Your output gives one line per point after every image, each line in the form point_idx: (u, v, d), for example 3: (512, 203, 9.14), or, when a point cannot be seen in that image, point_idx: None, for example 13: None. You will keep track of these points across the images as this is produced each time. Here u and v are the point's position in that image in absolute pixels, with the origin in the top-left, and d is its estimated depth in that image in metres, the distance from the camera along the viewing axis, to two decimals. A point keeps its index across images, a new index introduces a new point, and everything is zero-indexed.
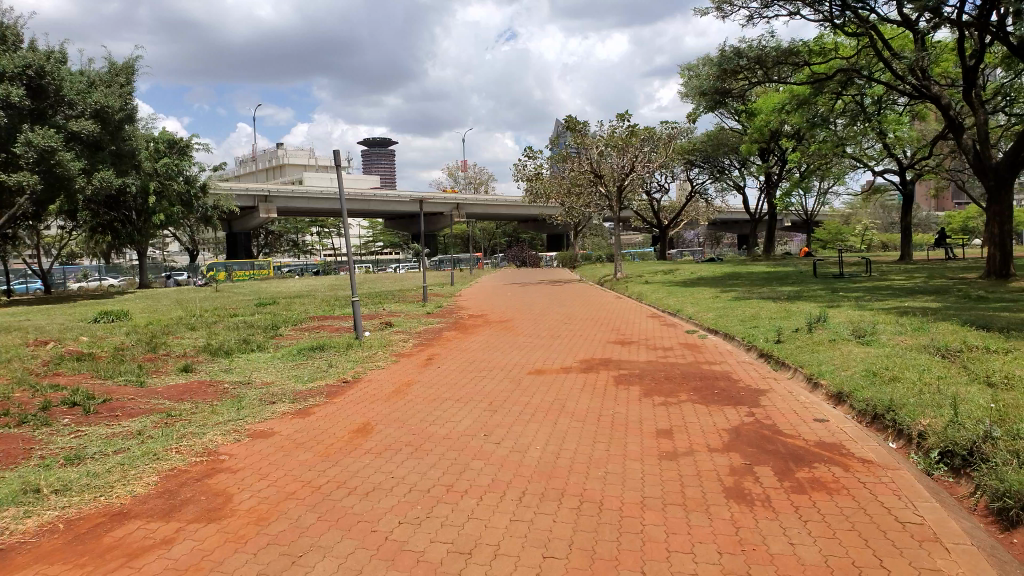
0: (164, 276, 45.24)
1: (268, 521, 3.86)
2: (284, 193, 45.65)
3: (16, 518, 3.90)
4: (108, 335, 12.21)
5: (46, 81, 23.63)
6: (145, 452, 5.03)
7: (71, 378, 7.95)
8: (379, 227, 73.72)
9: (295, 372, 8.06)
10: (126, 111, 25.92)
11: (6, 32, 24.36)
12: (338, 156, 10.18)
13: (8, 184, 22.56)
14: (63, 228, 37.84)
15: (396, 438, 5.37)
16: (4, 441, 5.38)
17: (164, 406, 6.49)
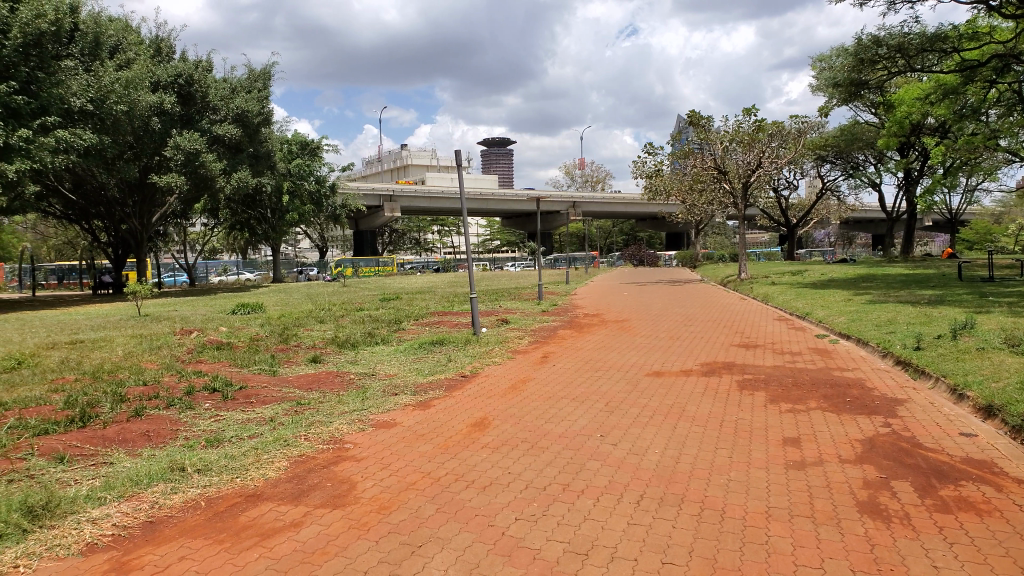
0: (295, 271, 47.76)
1: (390, 510, 3.97)
2: (408, 192, 47.09)
3: (164, 494, 4.21)
4: (245, 325, 13.02)
5: (194, 88, 25.49)
6: (277, 438, 5.30)
7: (212, 365, 8.52)
8: (497, 226, 74.79)
9: (417, 366, 8.27)
10: (264, 115, 27.56)
11: (161, 45, 26.49)
12: (459, 155, 10.38)
13: (160, 185, 24.47)
14: (207, 225, 40.69)
15: (512, 434, 5.40)
16: (154, 422, 5.83)
17: (295, 394, 6.83)
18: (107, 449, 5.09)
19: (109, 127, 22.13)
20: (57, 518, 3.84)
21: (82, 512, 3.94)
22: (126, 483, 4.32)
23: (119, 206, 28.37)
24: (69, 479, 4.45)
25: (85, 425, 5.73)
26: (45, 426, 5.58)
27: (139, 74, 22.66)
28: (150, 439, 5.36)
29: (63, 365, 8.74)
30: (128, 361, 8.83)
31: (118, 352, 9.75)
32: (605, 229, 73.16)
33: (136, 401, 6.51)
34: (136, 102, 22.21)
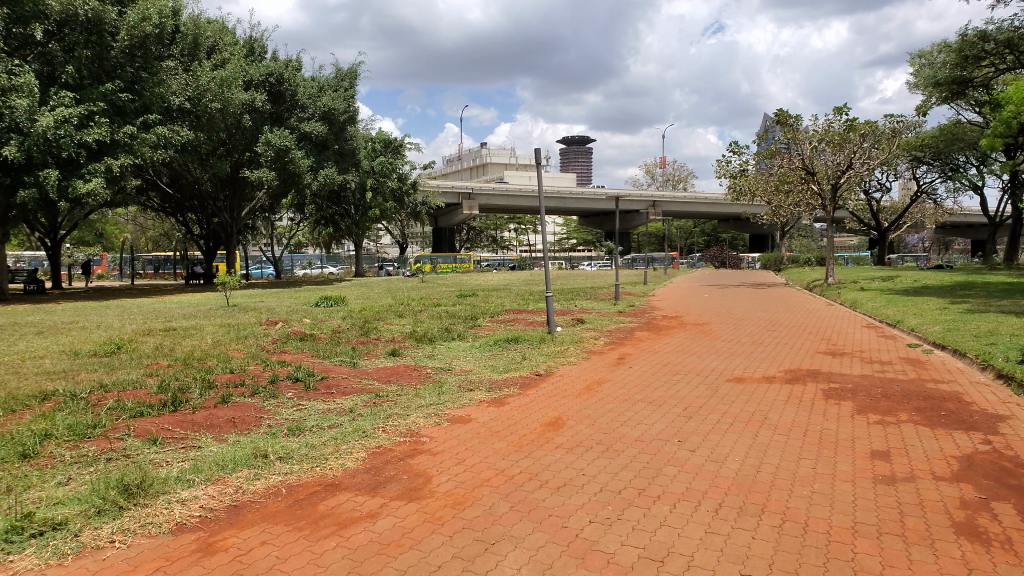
0: (376, 266, 48.80)
1: (464, 505, 3.99)
2: (486, 190, 47.47)
3: (248, 479, 4.36)
4: (328, 318, 13.40)
5: (284, 87, 26.36)
6: (355, 429, 5.42)
7: (295, 356, 8.78)
8: (575, 225, 74.55)
9: (492, 362, 8.32)
10: (350, 113, 28.19)
11: (254, 45, 27.51)
12: (537, 154, 10.36)
13: (251, 180, 25.39)
14: (293, 220, 42.04)
15: (588, 435, 5.35)
16: (240, 409, 6.04)
17: (374, 386, 6.97)
18: (196, 433, 5.30)
19: (203, 124, 22.95)
20: (149, 497, 4.03)
21: (172, 492, 4.11)
22: (213, 467, 4.49)
23: (211, 200, 29.61)
24: (161, 461, 4.66)
25: (176, 409, 5.99)
26: (140, 409, 5.86)
27: (233, 73, 23.54)
28: (235, 426, 5.55)
29: (158, 350, 9.18)
30: (216, 349, 9.20)
31: (208, 340, 10.18)
32: (685, 230, 72.00)
33: (223, 388, 6.77)
34: (229, 100, 23.11)
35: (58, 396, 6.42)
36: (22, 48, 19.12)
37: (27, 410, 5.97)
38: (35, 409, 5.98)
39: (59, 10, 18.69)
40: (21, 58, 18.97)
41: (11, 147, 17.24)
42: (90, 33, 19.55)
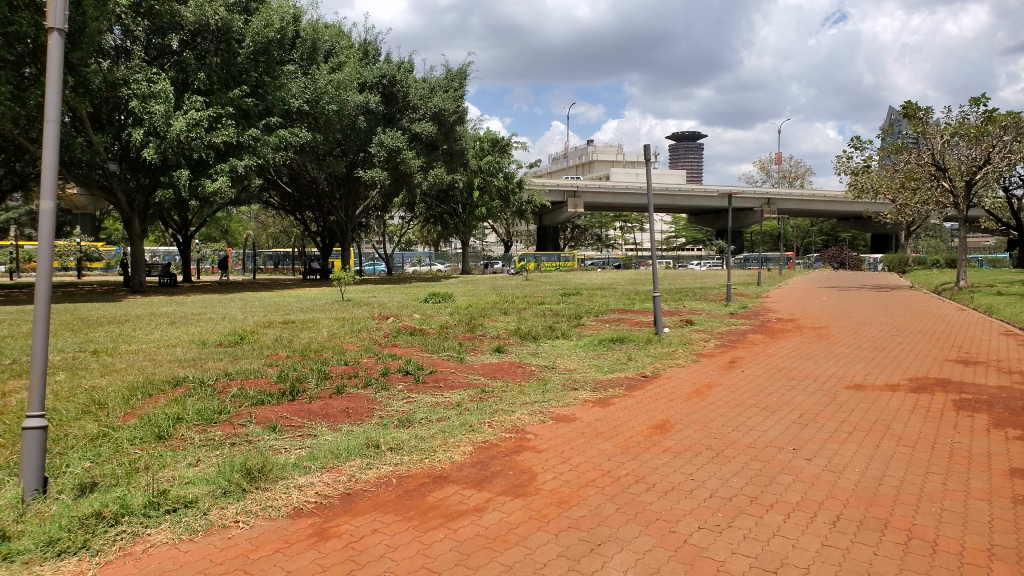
0: (482, 264, 49.44)
1: (570, 504, 3.98)
2: (592, 188, 47.22)
3: (361, 468, 4.50)
4: (436, 314, 13.68)
5: (396, 88, 27.13)
6: (463, 423, 5.50)
7: (405, 350, 9.03)
8: (683, 223, 72.99)
9: (597, 362, 8.26)
10: (460, 113, 28.55)
11: (369, 48, 28.46)
12: (645, 151, 10.21)
13: (364, 180, 26.27)
14: (403, 218, 43.25)
15: (697, 440, 5.22)
16: (353, 400, 6.26)
17: (480, 382, 7.06)
18: (312, 421, 5.54)
19: (321, 126, 23.91)
20: (270, 481, 4.23)
21: (290, 478, 4.30)
22: (328, 455, 4.67)
23: (328, 198, 30.89)
24: (280, 447, 4.89)
25: (294, 398, 6.28)
26: (261, 396, 6.18)
27: (349, 76, 24.41)
28: (348, 416, 5.76)
29: (276, 342, 9.65)
30: (330, 342, 9.58)
31: (324, 333, 10.61)
32: (801, 229, 69.13)
33: (338, 378, 7.05)
34: (345, 102, 23.99)
35: (188, 381, 6.88)
36: (160, 57, 20.59)
37: (162, 394, 6.42)
38: (169, 394, 6.43)
39: (193, 20, 20.01)
40: (160, 67, 20.40)
41: (148, 149, 18.70)
42: (220, 41, 20.78)
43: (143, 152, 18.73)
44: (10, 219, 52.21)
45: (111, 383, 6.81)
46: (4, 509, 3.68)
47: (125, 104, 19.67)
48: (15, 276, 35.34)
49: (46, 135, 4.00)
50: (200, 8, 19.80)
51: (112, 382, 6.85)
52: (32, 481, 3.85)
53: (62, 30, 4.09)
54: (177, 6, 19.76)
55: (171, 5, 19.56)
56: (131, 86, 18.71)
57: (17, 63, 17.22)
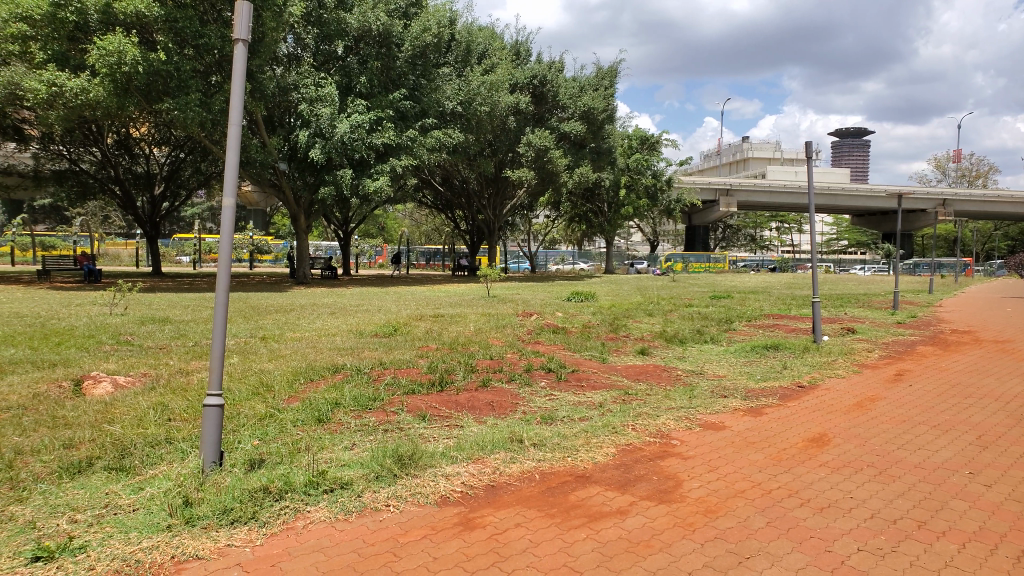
0: (627, 263, 48.89)
1: (717, 514, 3.84)
2: (745, 186, 45.56)
3: (505, 462, 4.58)
4: (580, 312, 13.69)
5: (547, 88, 27.33)
6: (605, 424, 5.47)
7: (548, 347, 9.12)
8: (845, 225, 68.75)
9: (748, 369, 7.95)
10: (609, 112, 28.34)
11: (521, 49, 28.93)
12: (807, 148, 9.69)
13: (512, 179, 26.62)
14: (550, 216, 43.58)
15: (857, 456, 4.90)
16: (498, 394, 6.40)
17: (624, 383, 6.99)
18: (459, 413, 5.70)
19: (473, 126, 24.43)
20: (419, 468, 4.39)
21: (438, 466, 4.45)
22: (473, 446, 4.79)
23: (477, 197, 31.70)
24: (429, 436, 5.07)
25: (442, 389, 6.50)
26: (412, 386, 6.44)
27: (502, 77, 24.80)
28: (493, 409, 5.87)
29: (426, 334, 10.02)
30: (477, 336, 9.83)
31: (470, 327, 10.89)
32: (982, 233, 63.15)
33: (484, 372, 7.22)
34: (497, 103, 24.18)
35: (346, 368, 7.30)
36: (327, 63, 22.04)
37: (323, 379, 6.86)
38: (329, 379, 6.86)
39: (357, 26, 21.20)
40: (326, 71, 21.83)
41: (315, 150, 19.98)
42: (381, 46, 21.95)
43: (310, 152, 20.03)
44: (196, 214, 57.52)
45: (278, 367, 7.34)
46: (187, 477, 4.06)
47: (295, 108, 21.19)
48: (198, 267, 38.80)
49: (229, 137, 4.33)
50: (364, 14, 21.07)
51: (279, 367, 7.40)
52: (211, 454, 4.21)
53: (246, 40, 4.42)
54: (343, 13, 21.09)
55: (338, 13, 20.93)
56: (301, 90, 20.11)
57: (205, 72, 18.90)
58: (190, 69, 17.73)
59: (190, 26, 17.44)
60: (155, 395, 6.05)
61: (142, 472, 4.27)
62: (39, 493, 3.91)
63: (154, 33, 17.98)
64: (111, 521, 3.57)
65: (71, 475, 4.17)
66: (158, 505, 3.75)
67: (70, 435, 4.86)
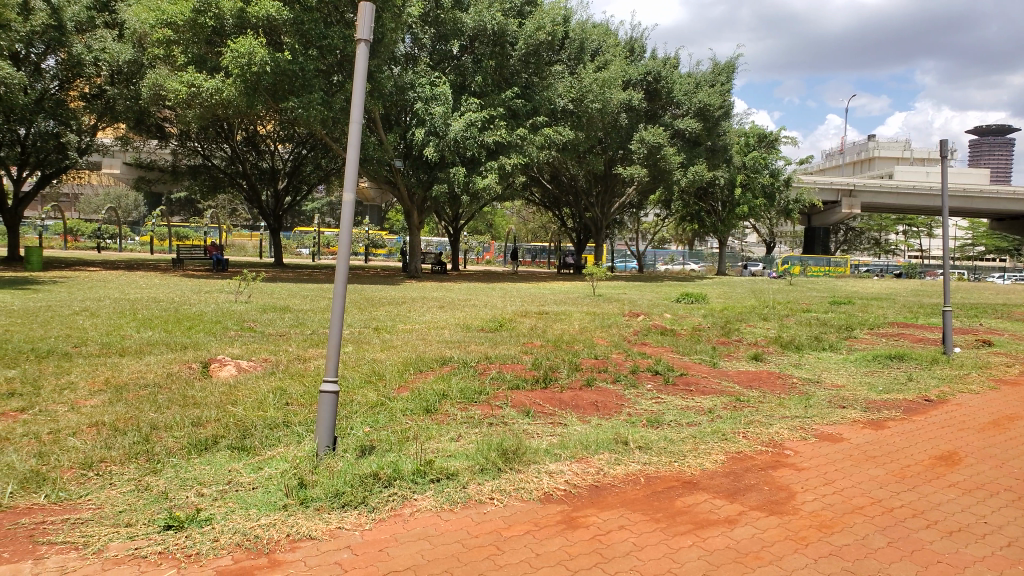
0: (740, 265, 47.42)
1: (832, 530, 3.66)
2: (871, 187, 43.23)
3: (609, 463, 4.53)
4: (690, 314, 13.39)
5: (661, 84, 26.91)
6: (715, 430, 5.31)
7: (655, 349, 8.96)
8: (982, 230, 64.05)
9: (869, 379, 7.53)
10: (726, 109, 27.54)
11: (635, 45, 28.62)
12: (942, 146, 9.08)
13: (623, 177, 26.31)
14: (659, 216, 42.84)
15: (992, 478, 4.54)
16: (603, 394, 6.34)
17: (735, 390, 6.76)
18: (563, 411, 5.68)
19: (584, 124, 24.28)
20: (523, 463, 4.41)
21: (541, 463, 4.45)
22: (578, 445, 4.77)
23: (585, 195, 31.60)
24: (533, 432, 5.07)
25: (547, 386, 6.50)
26: (517, 381, 6.49)
27: (615, 73, 24.53)
28: (598, 410, 5.81)
29: (532, 330, 10.06)
30: (583, 335, 9.78)
31: (576, 326, 10.87)
32: None
33: (588, 371, 7.18)
34: (609, 100, 23.80)
35: (453, 361, 7.43)
36: (442, 62, 22.58)
37: (431, 370, 7.02)
38: (437, 370, 7.00)
39: (472, 26, 21.57)
40: (441, 70, 22.35)
41: (429, 147, 20.39)
42: (495, 45, 22.23)
43: (424, 150, 20.52)
44: (315, 209, 60.08)
45: (389, 358, 7.56)
46: (302, 460, 4.24)
47: (411, 107, 21.79)
48: (316, 259, 40.56)
49: (350, 134, 4.47)
50: (480, 14, 21.44)
51: (390, 357, 7.62)
52: (325, 438, 4.37)
53: (368, 41, 4.56)
54: (459, 14, 21.53)
55: (454, 13, 21.42)
56: (417, 90, 20.63)
57: (327, 72, 19.68)
58: (314, 69, 18.53)
59: (314, 28, 18.26)
60: (275, 380, 6.38)
61: (261, 452, 4.49)
62: (171, 465, 4.19)
63: (282, 35, 18.93)
64: (233, 497, 3.78)
65: (199, 452, 4.44)
66: (275, 485, 3.93)
67: (198, 413, 5.18)
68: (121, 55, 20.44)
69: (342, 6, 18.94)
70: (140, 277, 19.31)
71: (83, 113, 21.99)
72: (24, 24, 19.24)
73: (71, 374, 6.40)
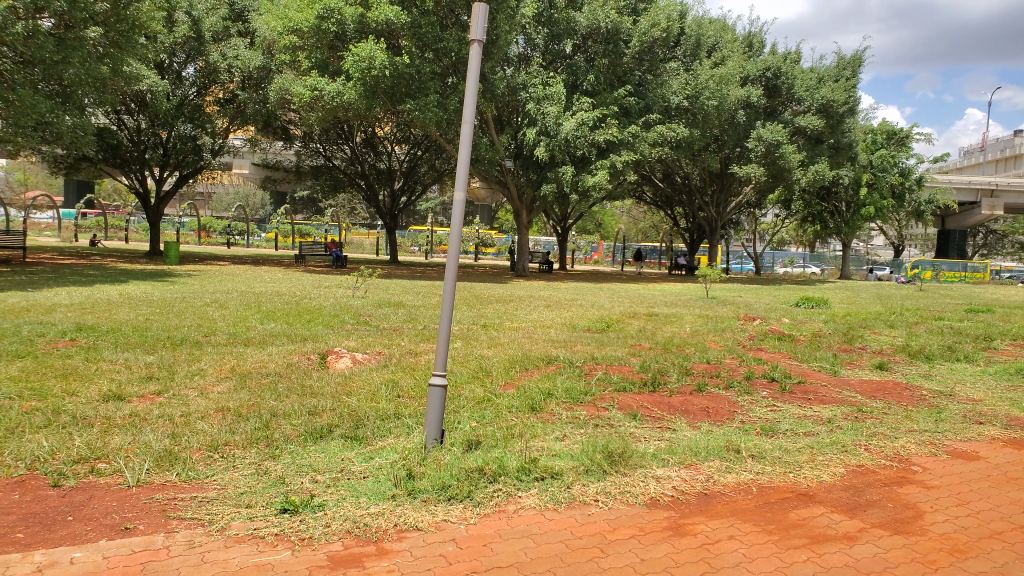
0: (866, 268, 44.96)
1: (966, 555, 3.39)
2: (1015, 186, 40.04)
3: (720, 471, 4.38)
4: (809, 320, 12.80)
5: (780, 80, 25.96)
6: (834, 442, 5.04)
7: (771, 354, 8.62)
8: None
9: (1012, 395, 6.93)
10: (852, 104, 26.10)
11: (753, 40, 27.75)
12: None
13: (740, 176, 25.48)
14: (778, 216, 41.26)
15: None
16: (714, 400, 6.15)
17: (857, 400, 6.38)
18: (671, 416, 5.54)
19: (699, 121, 23.63)
20: (628, 467, 4.32)
21: (648, 468, 4.35)
22: (687, 451, 4.64)
23: (699, 194, 30.87)
24: (640, 436, 4.98)
25: (655, 390, 6.36)
26: (624, 384, 6.39)
27: (732, 70, 23.77)
28: (708, 416, 5.64)
29: (640, 332, 9.89)
30: (694, 338, 9.53)
31: (687, 328, 10.62)
32: None
33: (699, 376, 6.97)
34: (726, 97, 23.06)
35: (559, 360, 7.41)
36: (555, 62, 22.66)
37: (536, 369, 7.03)
38: (542, 369, 7.00)
39: (586, 25, 21.48)
40: (554, 70, 22.44)
41: (540, 147, 20.46)
42: (609, 43, 22.09)
43: (534, 149, 20.62)
44: (430, 208, 61.55)
45: (496, 355, 7.62)
46: (411, 452, 4.33)
47: (523, 107, 21.98)
48: (429, 256, 41.56)
49: (462, 135, 4.51)
50: (594, 13, 21.43)
51: (497, 354, 7.68)
52: (433, 432, 4.44)
53: (481, 41, 4.59)
54: (573, 13, 21.54)
55: (568, 12, 21.44)
56: (529, 90, 20.81)
57: (442, 74, 20.08)
58: (430, 72, 19.02)
59: (431, 31, 18.71)
60: (387, 372, 6.57)
61: (372, 442, 4.62)
62: (288, 452, 4.38)
63: (400, 39, 19.51)
64: (345, 485, 3.90)
65: (314, 440, 4.62)
66: (384, 475, 4.04)
67: (315, 403, 5.39)
68: (251, 61, 21.39)
69: (458, 8, 19.12)
70: (265, 272, 20.43)
71: (218, 116, 23.45)
72: (169, 35, 20.75)
73: (201, 361, 6.82)
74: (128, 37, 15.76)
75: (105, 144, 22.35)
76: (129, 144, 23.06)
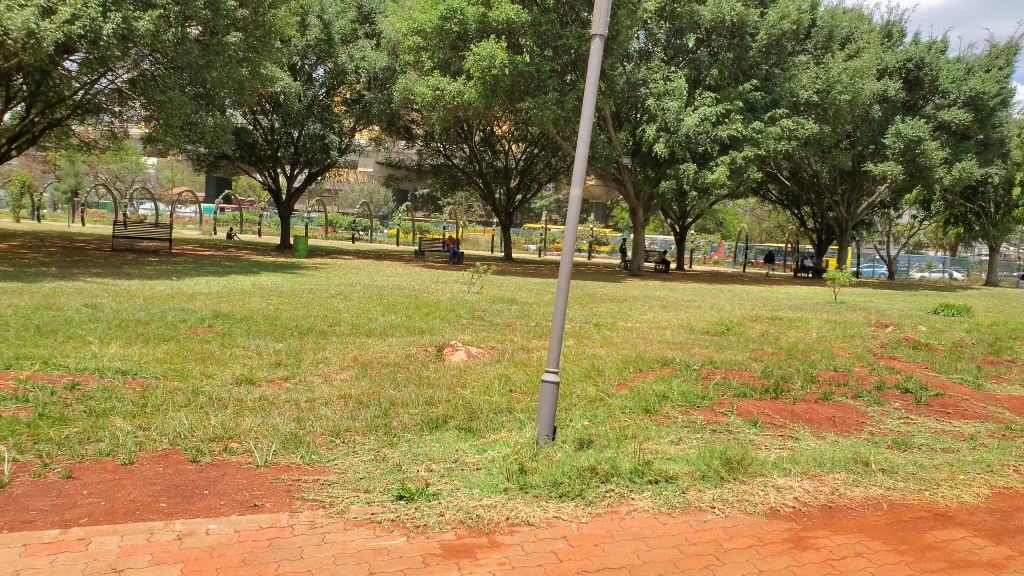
0: (1015, 275, 41.49)
1: None
2: None
3: (847, 484, 4.13)
4: (949, 328, 11.93)
5: (923, 72, 24.35)
6: (977, 460, 4.66)
7: (905, 363, 8.09)
8: None
9: None
10: (1005, 96, 24.10)
11: (891, 30, 26.20)
12: None
13: (875, 174, 24.04)
14: (915, 218, 38.72)
15: None
16: (841, 409, 5.82)
17: (1004, 417, 5.87)
18: (795, 424, 5.29)
19: (830, 117, 22.46)
20: (748, 475, 4.16)
21: (769, 477, 4.17)
22: (810, 461, 4.41)
23: (828, 194, 29.43)
24: (761, 443, 4.79)
25: (777, 396, 6.10)
26: (744, 389, 6.16)
27: (869, 62, 22.48)
28: (834, 426, 5.35)
29: (761, 336, 9.52)
30: (820, 344, 9.07)
31: (812, 333, 10.14)
32: None
33: (825, 383, 6.63)
34: (861, 91, 21.84)
35: (675, 362, 7.23)
36: (677, 56, 22.21)
37: (651, 370, 6.89)
38: (657, 370, 6.86)
39: (711, 18, 20.88)
40: (676, 65, 21.99)
41: (659, 143, 20.14)
42: (734, 37, 21.42)
43: (653, 146, 20.29)
44: (544, 206, 61.70)
45: (609, 354, 7.55)
46: (523, 446, 4.34)
47: (642, 103, 21.66)
48: (543, 255, 41.65)
49: (581, 130, 4.47)
50: (719, 5, 20.81)
51: (610, 353, 7.60)
52: (545, 428, 4.42)
53: (602, 35, 4.51)
54: (697, 6, 21.01)
55: (691, 6, 20.93)
56: (649, 85, 20.49)
57: (561, 71, 20.08)
58: (549, 69, 19.12)
59: (551, 28, 18.83)
60: (500, 367, 6.63)
61: (485, 435, 4.67)
62: (405, 440, 4.49)
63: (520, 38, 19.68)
64: (458, 475, 3.96)
65: (430, 430, 4.72)
66: (497, 468, 4.07)
67: (431, 394, 5.51)
68: (377, 62, 22.30)
69: (578, 5, 19.32)
70: (386, 266, 21.16)
71: (345, 116, 24.46)
72: (301, 39, 21.77)
73: (326, 350, 7.12)
74: (264, 42, 16.68)
75: (242, 143, 23.82)
76: (263, 143, 24.47)
